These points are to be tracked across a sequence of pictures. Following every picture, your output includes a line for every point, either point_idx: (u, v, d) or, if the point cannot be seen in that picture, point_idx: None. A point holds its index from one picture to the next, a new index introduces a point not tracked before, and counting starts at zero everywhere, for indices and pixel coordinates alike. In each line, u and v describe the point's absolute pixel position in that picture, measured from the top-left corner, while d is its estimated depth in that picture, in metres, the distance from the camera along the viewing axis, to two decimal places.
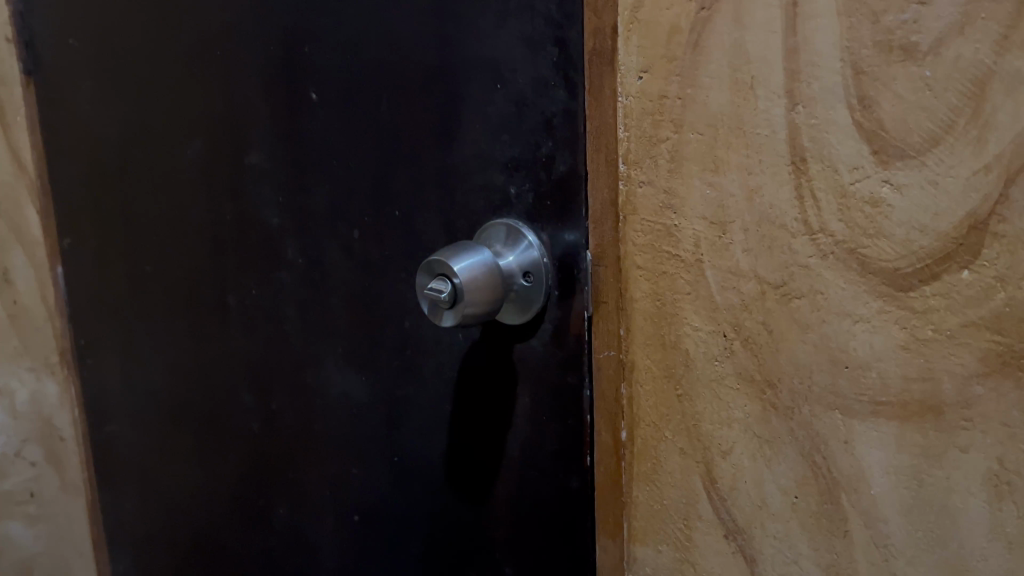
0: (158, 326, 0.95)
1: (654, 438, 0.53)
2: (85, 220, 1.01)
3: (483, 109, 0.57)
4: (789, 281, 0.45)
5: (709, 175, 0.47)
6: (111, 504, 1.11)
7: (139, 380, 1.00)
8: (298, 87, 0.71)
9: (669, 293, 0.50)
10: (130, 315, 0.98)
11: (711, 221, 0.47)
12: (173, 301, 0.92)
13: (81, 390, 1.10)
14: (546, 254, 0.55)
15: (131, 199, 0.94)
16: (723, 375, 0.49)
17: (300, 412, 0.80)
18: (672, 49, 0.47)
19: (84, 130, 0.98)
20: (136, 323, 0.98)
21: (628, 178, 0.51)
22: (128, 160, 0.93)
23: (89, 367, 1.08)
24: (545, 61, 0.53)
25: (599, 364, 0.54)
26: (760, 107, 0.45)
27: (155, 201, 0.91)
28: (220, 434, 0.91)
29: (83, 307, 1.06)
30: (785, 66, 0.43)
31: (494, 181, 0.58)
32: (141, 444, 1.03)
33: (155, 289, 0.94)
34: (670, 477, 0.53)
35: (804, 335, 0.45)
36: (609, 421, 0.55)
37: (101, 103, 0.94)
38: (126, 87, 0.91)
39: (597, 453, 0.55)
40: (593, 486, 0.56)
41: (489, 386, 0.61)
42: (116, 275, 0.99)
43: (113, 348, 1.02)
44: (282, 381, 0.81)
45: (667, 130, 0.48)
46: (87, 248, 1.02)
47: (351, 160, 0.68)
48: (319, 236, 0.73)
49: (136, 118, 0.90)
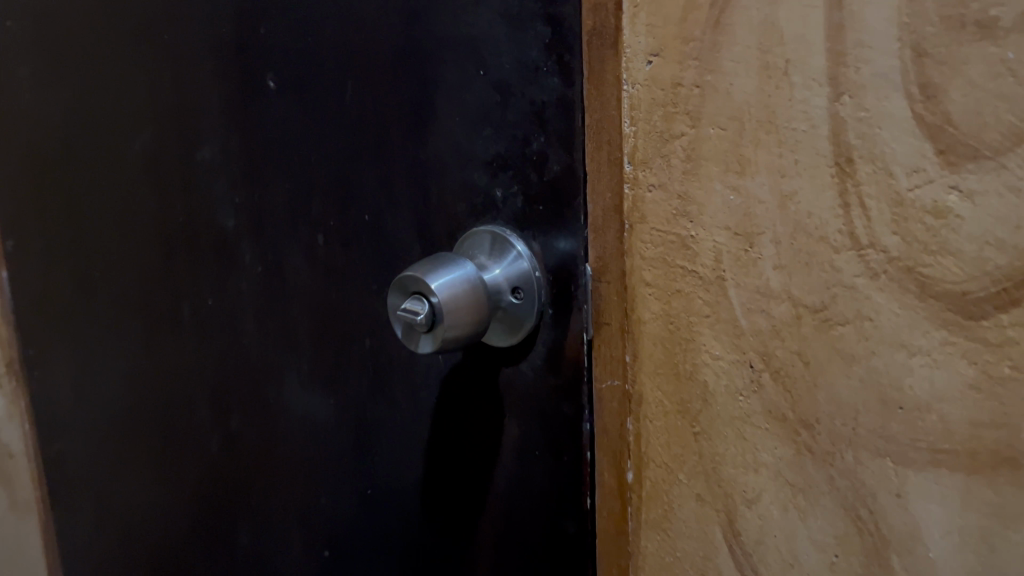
0: (107, 335, 0.87)
1: (665, 481, 0.46)
2: (28, 219, 0.93)
3: (461, 98, 0.49)
4: (830, 304, 0.38)
5: (732, 177, 0.40)
6: (62, 524, 1.03)
7: (89, 394, 0.92)
8: (253, 73, 0.63)
9: (683, 315, 0.43)
10: (78, 322, 0.90)
11: (734, 231, 0.40)
12: (123, 310, 0.84)
13: (30, 403, 1.02)
14: (538, 267, 0.48)
15: (76, 198, 0.85)
16: (749, 413, 0.42)
17: (262, 432, 0.73)
18: (687, 27, 0.40)
19: (23, 121, 0.89)
20: (85, 331, 0.90)
21: (635, 181, 0.43)
22: (72, 156, 0.84)
23: (35, 378, 0.99)
24: (531, 43, 0.45)
25: (601, 394, 0.47)
26: (795, 97, 0.37)
27: (101, 199, 0.82)
28: (177, 453, 0.83)
29: (28, 312, 0.97)
30: (826, 47, 0.36)
31: (475, 182, 0.50)
32: (95, 460, 0.95)
33: (104, 294, 0.86)
34: (685, 526, 0.45)
35: (848, 368, 0.38)
36: (612, 461, 0.47)
37: (40, 91, 0.86)
38: (67, 75, 0.82)
39: (598, 496, 0.48)
40: (593, 533, 0.48)
41: (472, 414, 0.54)
42: (62, 279, 0.90)
43: (62, 360, 0.94)
44: (243, 397, 0.74)
45: (681, 124, 0.41)
46: (31, 248, 0.94)
47: (312, 155, 0.60)
48: (276, 241, 0.65)
49: (78, 107, 0.82)
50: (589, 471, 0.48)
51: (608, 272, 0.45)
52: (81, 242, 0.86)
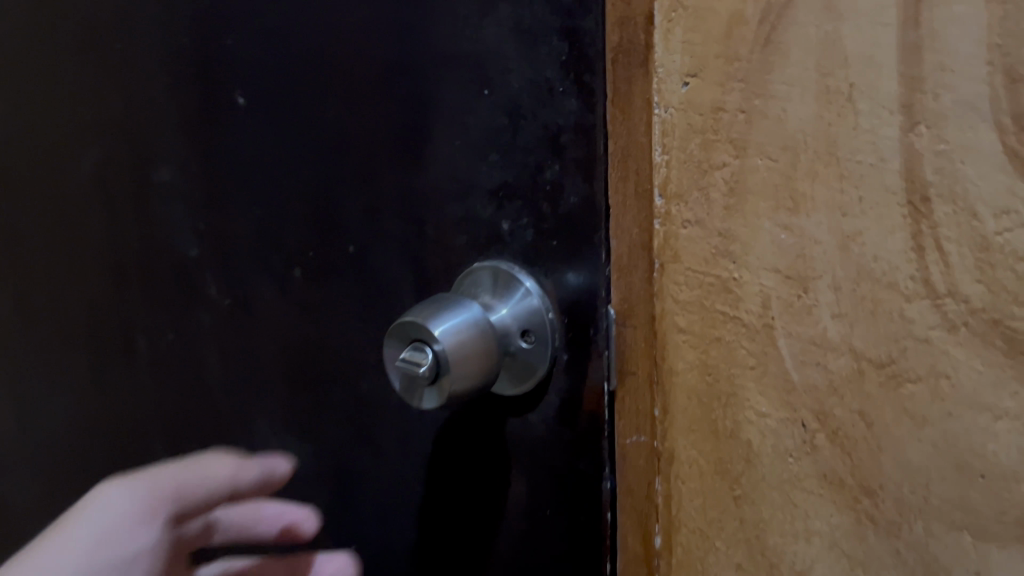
0: (52, 370, 0.80)
1: (699, 548, 0.41)
2: None
3: (463, 120, 0.45)
4: (899, 358, 0.34)
5: (783, 214, 0.35)
6: None
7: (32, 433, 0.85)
8: (219, 87, 0.57)
9: (723, 366, 0.38)
10: (21, 355, 0.83)
11: (785, 275, 0.36)
12: (69, 343, 0.77)
13: None
14: (552, 307, 0.44)
15: (17, 221, 0.78)
16: (800, 476, 0.37)
17: None
18: (731, 45, 0.35)
19: None
20: (27, 365, 0.82)
21: (667, 216, 0.38)
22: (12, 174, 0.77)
23: None
24: (545, 60, 0.41)
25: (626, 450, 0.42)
26: (861, 126, 0.33)
27: (44, 222, 0.75)
28: None
29: None
30: (899, 70, 0.32)
31: (478, 213, 0.45)
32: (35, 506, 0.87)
33: (48, 325, 0.78)
34: None
35: (919, 431, 0.34)
36: (637, 524, 0.42)
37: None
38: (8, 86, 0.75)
39: (621, 563, 0.43)
40: None
41: (473, 467, 0.49)
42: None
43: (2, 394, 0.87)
44: (200, 442, 0.67)
45: (723, 153, 0.36)
46: None
47: (287, 180, 0.54)
48: (245, 272, 0.59)
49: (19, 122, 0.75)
50: (609, 535, 0.43)
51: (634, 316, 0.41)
52: (23, 268, 0.79)
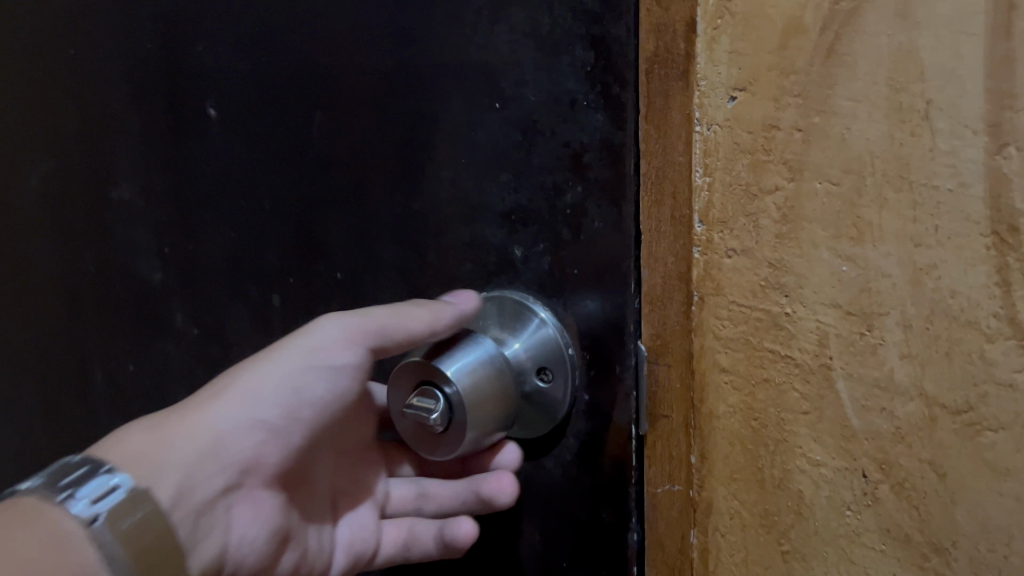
0: None
1: None
2: None
3: (469, 135, 0.40)
4: (977, 405, 0.30)
5: (845, 244, 0.32)
6: None
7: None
8: (186, 100, 0.53)
9: (772, 410, 0.35)
10: None
11: (847, 310, 0.32)
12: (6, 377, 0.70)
13: None
14: (571, 342, 0.39)
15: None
16: (858, 531, 0.34)
17: None
18: (787, 56, 0.32)
19: None
20: None
21: (708, 245, 0.35)
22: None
23: None
24: (567, 73, 0.36)
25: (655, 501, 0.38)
26: (938, 147, 0.29)
27: None
28: None
29: None
30: (986, 85, 0.28)
31: (485, 238, 0.41)
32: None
33: None
34: None
35: (999, 483, 0.31)
36: None
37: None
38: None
39: None
40: None
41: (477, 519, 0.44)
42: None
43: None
44: None
45: (776, 175, 0.33)
46: None
47: (264, 199, 0.50)
48: (216, 300, 0.53)
49: None
50: None
51: (667, 353, 0.36)
52: None
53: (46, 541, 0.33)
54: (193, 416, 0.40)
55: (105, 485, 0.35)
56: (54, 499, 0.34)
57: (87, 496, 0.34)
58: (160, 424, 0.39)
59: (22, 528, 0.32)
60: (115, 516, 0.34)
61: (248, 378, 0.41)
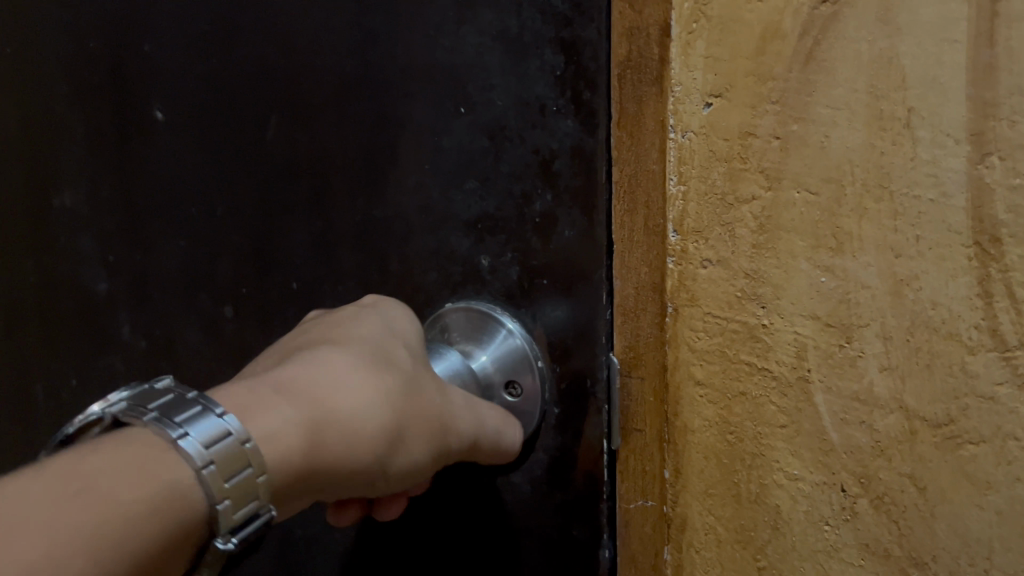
0: None
1: None
2: None
3: (434, 141, 0.39)
4: (958, 418, 0.30)
5: (823, 254, 0.31)
6: None
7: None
8: (133, 103, 0.51)
9: (748, 424, 0.34)
10: None
11: (825, 322, 0.32)
12: None
13: None
14: (541, 355, 0.38)
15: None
16: (836, 546, 0.33)
17: None
18: (764, 62, 0.31)
19: None
20: None
21: (683, 255, 0.35)
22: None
23: None
24: (535, 77, 0.35)
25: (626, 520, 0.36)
26: (919, 156, 0.29)
27: None
28: None
29: None
30: (969, 93, 0.28)
31: (452, 248, 0.40)
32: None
33: None
34: None
35: (980, 497, 0.30)
36: None
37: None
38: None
39: None
40: None
41: (436, 541, 0.43)
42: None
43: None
44: None
45: (753, 184, 0.32)
46: None
47: (218, 207, 0.48)
48: (166, 311, 0.51)
49: None
50: None
51: (641, 365, 0.35)
52: None
53: (162, 474, 0.23)
54: (339, 415, 0.28)
55: (233, 456, 0.24)
56: (166, 435, 0.24)
57: (214, 455, 0.24)
58: (316, 427, 0.27)
59: (109, 469, 0.22)
60: (229, 475, 0.24)
61: (407, 413, 0.30)
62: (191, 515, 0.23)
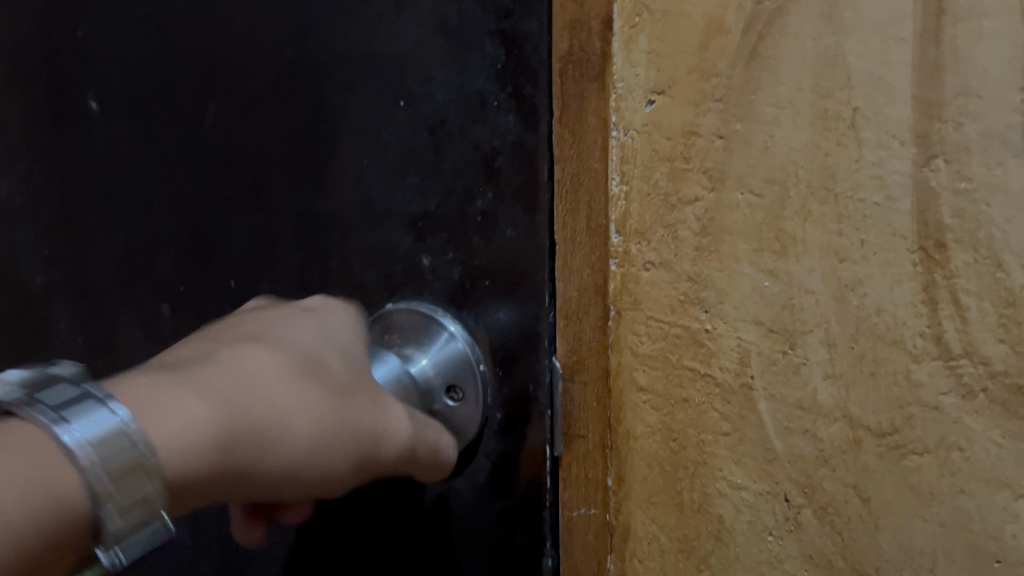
0: None
1: None
2: None
3: (375, 136, 0.38)
4: (902, 428, 0.29)
5: (767, 258, 0.30)
6: None
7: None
8: (66, 91, 0.49)
9: (692, 432, 0.33)
10: None
11: (769, 328, 0.31)
12: None
13: None
14: (482, 357, 0.37)
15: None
16: (780, 557, 0.32)
17: None
18: (708, 58, 0.30)
19: None
20: None
21: (625, 257, 0.34)
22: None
23: None
24: (475, 70, 0.34)
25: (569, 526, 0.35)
26: (864, 158, 0.28)
27: None
28: None
29: None
30: (914, 93, 0.27)
31: (394, 244, 0.38)
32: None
33: None
34: None
35: (924, 508, 0.29)
36: None
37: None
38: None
39: None
40: None
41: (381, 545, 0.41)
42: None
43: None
44: None
45: (696, 185, 0.31)
46: None
47: (155, 200, 0.46)
48: (104, 307, 0.49)
49: None
50: None
51: (583, 371, 0.34)
52: None
53: (45, 452, 0.23)
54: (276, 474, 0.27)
55: (118, 445, 0.23)
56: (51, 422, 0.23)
57: (100, 447, 0.23)
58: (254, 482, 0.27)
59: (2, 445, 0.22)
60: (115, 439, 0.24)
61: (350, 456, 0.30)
62: (73, 492, 0.23)
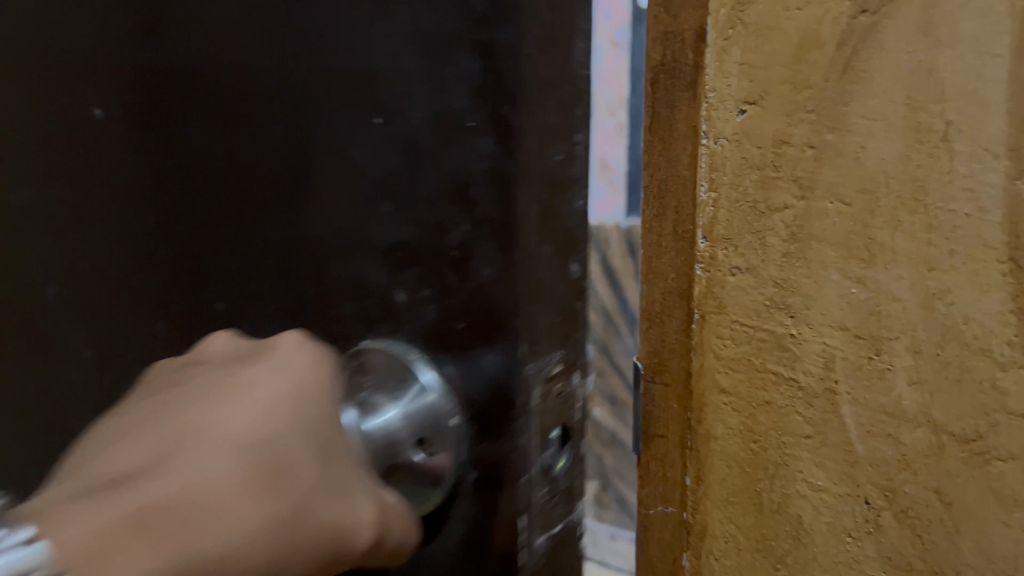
0: None
1: None
2: None
3: (349, 156, 0.40)
4: (987, 434, 0.29)
5: (857, 266, 0.31)
6: None
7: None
8: (77, 105, 0.53)
9: (773, 433, 0.34)
10: None
11: (855, 333, 0.31)
12: None
13: None
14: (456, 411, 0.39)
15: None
16: (859, 558, 0.33)
17: None
18: (802, 70, 0.31)
19: None
20: None
21: (711, 261, 0.34)
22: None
23: None
24: (454, 91, 0.36)
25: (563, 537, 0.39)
26: (956, 171, 0.29)
27: None
28: None
29: None
30: (1009, 107, 0.27)
31: (370, 278, 0.41)
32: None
33: None
34: None
35: (1007, 514, 0.29)
36: None
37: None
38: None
39: None
40: None
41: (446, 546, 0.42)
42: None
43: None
44: None
45: (785, 193, 0.32)
46: None
47: (155, 215, 0.50)
48: (109, 322, 0.54)
49: None
50: None
51: (665, 370, 0.37)
52: None
53: None
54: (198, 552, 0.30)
55: None
56: None
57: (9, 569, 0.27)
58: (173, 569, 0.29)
59: None
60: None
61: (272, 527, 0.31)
62: None
